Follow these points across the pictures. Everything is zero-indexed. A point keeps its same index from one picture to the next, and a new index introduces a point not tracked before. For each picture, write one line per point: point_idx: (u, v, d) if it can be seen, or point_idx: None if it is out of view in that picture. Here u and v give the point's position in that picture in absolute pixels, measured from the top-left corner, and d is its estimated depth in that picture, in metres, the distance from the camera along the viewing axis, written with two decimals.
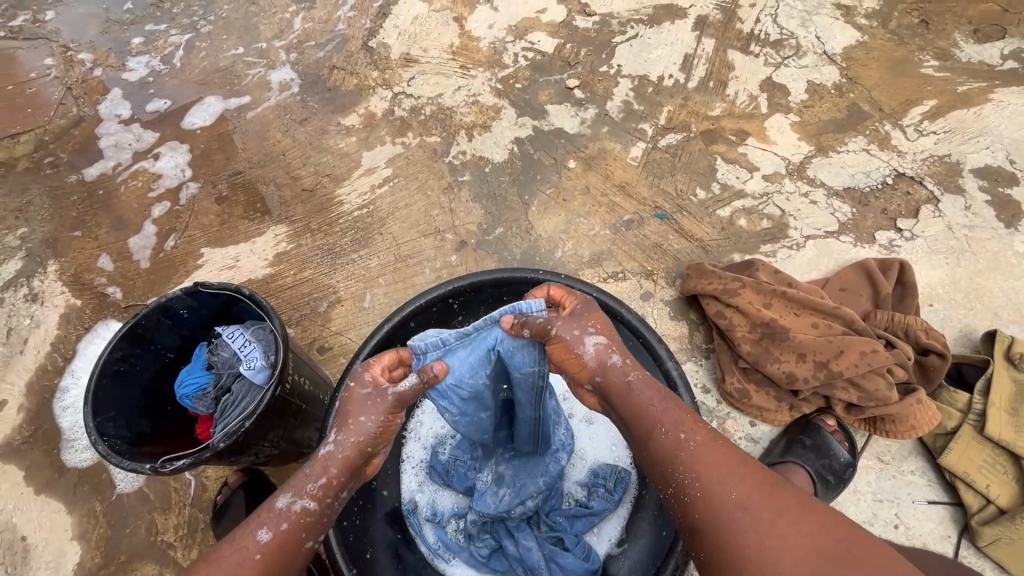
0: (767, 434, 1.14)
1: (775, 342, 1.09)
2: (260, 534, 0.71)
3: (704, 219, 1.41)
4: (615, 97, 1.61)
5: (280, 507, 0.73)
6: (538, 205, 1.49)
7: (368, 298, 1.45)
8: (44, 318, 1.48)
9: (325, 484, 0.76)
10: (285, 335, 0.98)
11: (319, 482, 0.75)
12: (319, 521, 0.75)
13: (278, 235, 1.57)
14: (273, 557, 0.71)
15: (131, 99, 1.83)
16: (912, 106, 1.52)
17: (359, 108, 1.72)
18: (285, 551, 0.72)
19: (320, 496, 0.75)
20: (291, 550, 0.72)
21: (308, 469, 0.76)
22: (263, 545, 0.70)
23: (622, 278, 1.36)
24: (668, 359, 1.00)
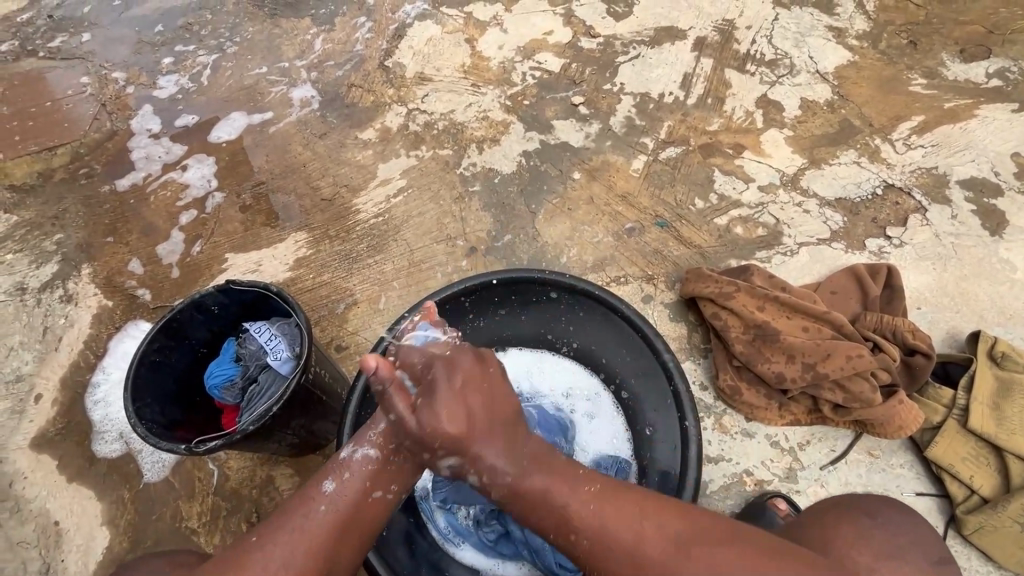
0: (762, 430, 1.19)
1: (766, 344, 1.16)
2: (325, 485, 0.82)
3: (702, 227, 1.49)
4: (618, 113, 1.71)
5: (344, 458, 0.85)
6: (544, 214, 1.58)
7: (382, 301, 1.53)
8: (77, 317, 1.57)
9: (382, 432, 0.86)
10: (309, 328, 1.05)
11: (377, 430, 0.86)
12: (382, 466, 0.85)
13: (298, 241, 1.66)
14: (342, 500, 0.81)
15: (162, 115, 1.95)
16: (901, 121, 1.59)
17: (375, 123, 1.83)
18: (351, 497, 0.82)
19: (379, 445, 0.85)
20: (356, 499, 0.82)
21: (368, 423, 0.88)
22: (327, 495, 0.81)
23: (624, 283, 1.43)
24: (665, 351, 1.08)
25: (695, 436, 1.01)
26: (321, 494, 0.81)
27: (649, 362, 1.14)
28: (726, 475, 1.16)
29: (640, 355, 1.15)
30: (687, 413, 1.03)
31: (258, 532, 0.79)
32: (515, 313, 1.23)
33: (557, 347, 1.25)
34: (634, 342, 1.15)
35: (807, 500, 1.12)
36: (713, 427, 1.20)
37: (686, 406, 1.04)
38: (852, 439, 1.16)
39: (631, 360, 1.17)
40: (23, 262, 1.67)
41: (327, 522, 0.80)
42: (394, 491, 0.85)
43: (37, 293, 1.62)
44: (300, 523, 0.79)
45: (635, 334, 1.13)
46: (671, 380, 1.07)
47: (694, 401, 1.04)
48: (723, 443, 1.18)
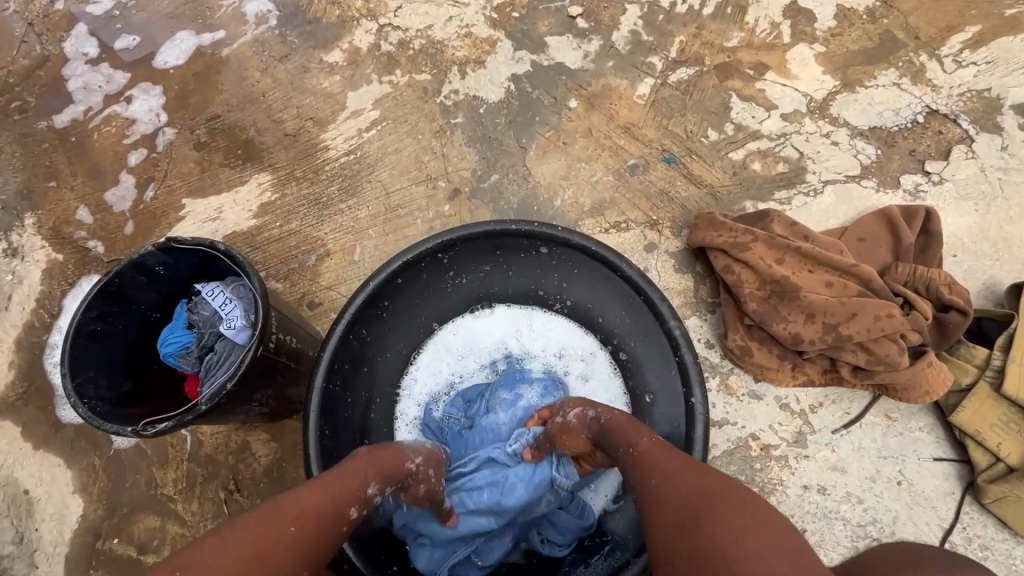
0: (771, 391, 1.09)
1: (783, 301, 1.01)
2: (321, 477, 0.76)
3: (714, 163, 1.31)
4: (622, 27, 1.46)
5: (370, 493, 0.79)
6: (536, 149, 1.39)
7: (357, 251, 1.38)
8: (26, 273, 1.44)
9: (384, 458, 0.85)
10: (263, 293, 0.92)
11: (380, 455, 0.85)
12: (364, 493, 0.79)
13: (261, 184, 1.49)
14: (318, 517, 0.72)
15: (97, 35, 1.69)
16: (953, 33, 1.36)
17: (342, 43, 1.58)
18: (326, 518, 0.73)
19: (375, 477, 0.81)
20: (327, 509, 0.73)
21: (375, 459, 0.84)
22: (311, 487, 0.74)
23: (625, 229, 1.28)
24: (672, 318, 0.96)
25: (702, 413, 0.91)
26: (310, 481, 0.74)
27: (652, 326, 1.01)
28: (730, 440, 1.07)
29: (641, 319, 1.02)
30: (694, 387, 0.92)
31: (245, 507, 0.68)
32: (501, 268, 1.09)
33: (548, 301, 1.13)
34: (635, 304, 1.02)
35: (817, 466, 1.04)
36: (718, 388, 1.10)
37: (693, 380, 0.92)
38: (868, 402, 1.06)
39: (631, 322, 1.05)
40: None
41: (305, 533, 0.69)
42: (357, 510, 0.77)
43: None
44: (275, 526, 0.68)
45: (636, 297, 1.00)
46: (676, 350, 0.96)
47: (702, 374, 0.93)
48: (728, 406, 1.09)
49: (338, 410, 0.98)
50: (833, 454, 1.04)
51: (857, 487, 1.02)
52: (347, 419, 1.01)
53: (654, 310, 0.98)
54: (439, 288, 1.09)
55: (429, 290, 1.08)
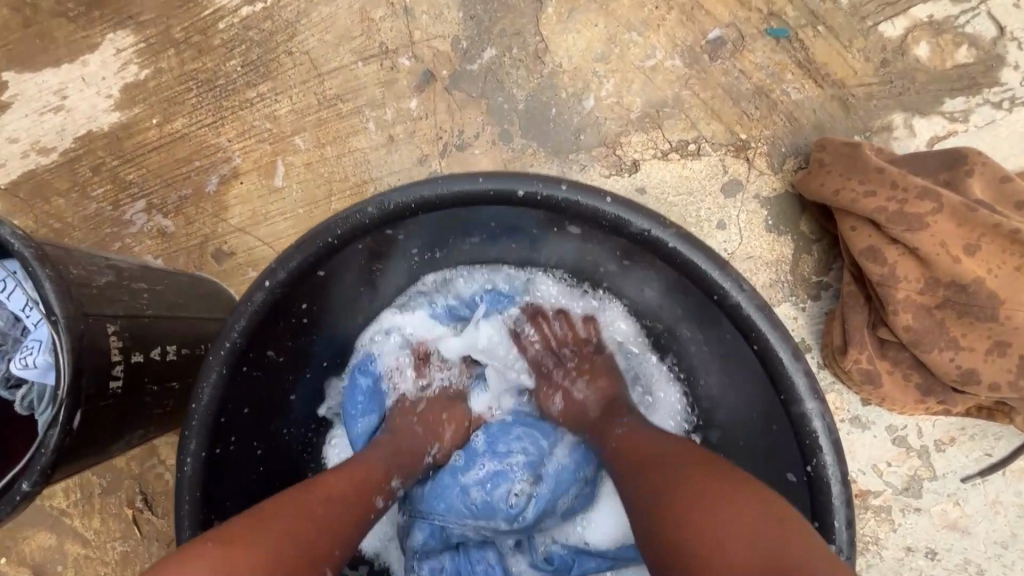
0: (884, 418, 0.76)
1: (960, 318, 0.62)
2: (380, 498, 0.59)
3: (854, 42, 0.79)
4: None
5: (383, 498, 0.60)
6: (557, 5, 0.84)
7: (279, 171, 0.91)
8: None
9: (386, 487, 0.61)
10: (67, 315, 0.52)
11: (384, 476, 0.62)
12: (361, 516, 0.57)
13: (121, 51, 0.94)
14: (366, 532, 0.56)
15: None
16: None
17: None
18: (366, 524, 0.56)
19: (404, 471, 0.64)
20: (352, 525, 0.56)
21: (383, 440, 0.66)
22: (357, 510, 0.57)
23: (694, 154, 0.81)
24: (807, 396, 0.51)
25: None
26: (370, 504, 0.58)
27: (748, 376, 0.58)
28: None
29: (735, 360, 0.59)
30: (827, 519, 0.52)
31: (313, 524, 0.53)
32: (499, 239, 0.67)
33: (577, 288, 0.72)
34: (726, 339, 0.58)
35: (929, 522, 0.76)
36: None
37: (825, 505, 0.52)
38: (1021, 444, 0.74)
39: (714, 353, 0.62)
40: None
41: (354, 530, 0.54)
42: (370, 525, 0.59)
43: None
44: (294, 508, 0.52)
45: (739, 338, 0.55)
46: (801, 446, 0.53)
47: (850, 496, 0.51)
48: None
49: (238, 475, 0.62)
50: (954, 509, 0.76)
51: (978, 551, 0.75)
52: (257, 484, 0.64)
53: (769, 369, 0.53)
54: (396, 268, 0.68)
55: (385, 272, 0.67)
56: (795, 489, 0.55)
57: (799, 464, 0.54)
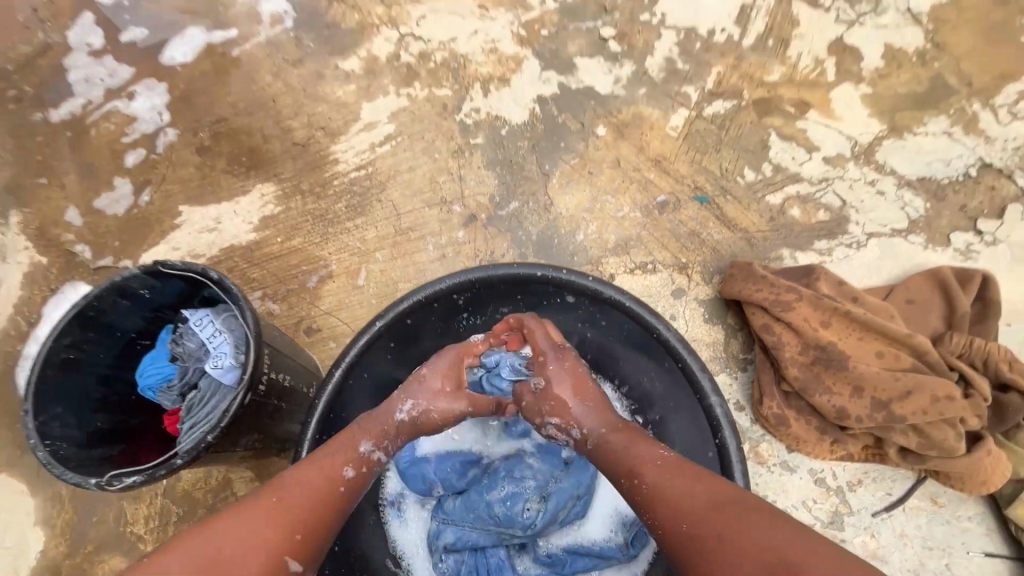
0: (805, 463, 1.00)
1: (828, 370, 0.92)
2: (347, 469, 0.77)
3: (751, 206, 1.23)
4: (657, 53, 1.39)
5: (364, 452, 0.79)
6: (559, 178, 1.30)
7: (362, 274, 1.29)
8: (5, 276, 1.34)
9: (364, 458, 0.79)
10: (257, 333, 0.83)
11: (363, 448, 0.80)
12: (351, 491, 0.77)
13: (264, 196, 1.39)
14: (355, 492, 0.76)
15: (101, 26, 1.60)
16: (1008, 82, 1.31)
17: (360, 50, 1.49)
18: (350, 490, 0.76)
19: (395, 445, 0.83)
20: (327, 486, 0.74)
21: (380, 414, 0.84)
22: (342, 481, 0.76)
23: (651, 271, 1.19)
24: (713, 395, 0.82)
25: None
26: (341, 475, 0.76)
27: (681, 394, 0.88)
28: None
29: (673, 386, 0.89)
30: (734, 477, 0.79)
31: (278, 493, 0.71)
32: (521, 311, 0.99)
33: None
34: (666, 369, 0.89)
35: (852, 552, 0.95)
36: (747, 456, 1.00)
37: (733, 468, 0.79)
38: (913, 485, 0.96)
39: (662, 386, 0.93)
40: None
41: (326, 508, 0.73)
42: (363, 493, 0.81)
43: None
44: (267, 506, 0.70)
45: (674, 365, 0.87)
46: (714, 431, 0.82)
47: (745, 461, 0.79)
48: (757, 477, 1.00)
49: None
50: (871, 540, 0.95)
51: None
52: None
53: (689, 380, 0.84)
54: (448, 328, 0.98)
55: (441, 331, 0.98)
56: (711, 466, 0.84)
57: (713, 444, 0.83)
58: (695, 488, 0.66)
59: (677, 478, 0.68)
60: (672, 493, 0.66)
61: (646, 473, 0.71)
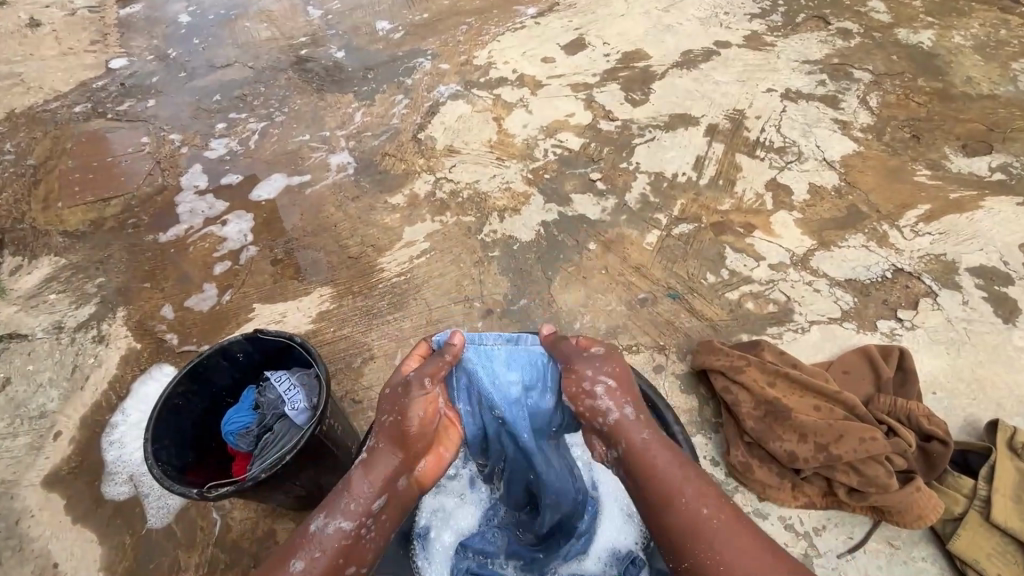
0: (775, 510, 1.14)
1: (777, 420, 1.15)
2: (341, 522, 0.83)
3: (713, 301, 1.53)
4: (633, 190, 1.81)
5: (313, 532, 0.82)
6: (559, 281, 1.64)
7: (398, 357, 1.57)
8: (106, 358, 1.64)
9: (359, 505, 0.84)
10: (328, 379, 1.10)
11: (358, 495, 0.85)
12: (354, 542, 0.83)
13: (322, 296, 1.73)
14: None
15: (210, 173, 2.11)
16: (908, 209, 1.68)
17: (405, 189, 1.95)
18: (323, 570, 0.80)
19: (354, 515, 0.83)
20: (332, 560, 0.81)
21: (339, 491, 0.85)
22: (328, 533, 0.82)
23: (635, 351, 1.45)
24: (675, 423, 1.04)
25: None
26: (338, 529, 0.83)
27: None
28: None
29: None
30: None
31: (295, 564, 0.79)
32: None
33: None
34: None
35: None
36: None
37: None
38: (870, 528, 1.11)
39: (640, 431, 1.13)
40: (63, 302, 1.77)
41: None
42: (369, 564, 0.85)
43: (72, 332, 1.69)
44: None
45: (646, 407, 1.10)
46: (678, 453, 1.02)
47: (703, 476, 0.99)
48: None
49: None
50: None
51: None
52: None
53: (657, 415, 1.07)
54: None
55: None
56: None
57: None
58: (732, 525, 0.77)
59: (723, 510, 0.78)
60: (711, 528, 0.76)
61: (687, 504, 0.78)
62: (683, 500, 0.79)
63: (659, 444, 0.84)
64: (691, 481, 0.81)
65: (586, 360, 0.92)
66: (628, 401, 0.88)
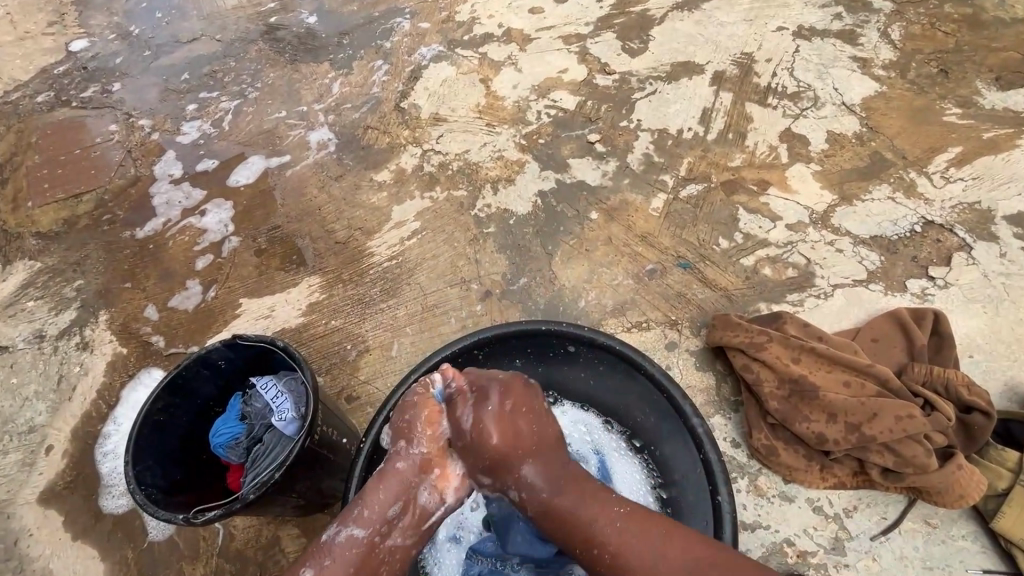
0: (802, 493, 1.07)
1: (804, 400, 1.07)
2: (354, 530, 0.82)
3: (727, 268, 1.42)
4: (635, 151, 1.67)
5: (325, 541, 0.81)
6: (561, 256, 1.53)
7: (395, 347, 1.48)
8: (92, 365, 1.56)
9: (372, 515, 0.83)
10: (315, 386, 1.02)
11: (364, 510, 0.83)
12: (368, 551, 0.81)
13: (311, 286, 1.63)
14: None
15: (183, 160, 1.98)
16: (938, 153, 1.54)
17: (391, 164, 1.82)
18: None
19: (367, 523, 0.82)
20: None
21: (355, 499, 0.85)
22: (333, 554, 0.80)
23: (646, 328, 1.36)
24: (695, 415, 0.98)
25: (730, 511, 0.91)
26: (348, 539, 0.81)
27: (673, 424, 1.03)
28: (765, 544, 1.04)
29: (664, 416, 1.04)
30: (719, 484, 0.93)
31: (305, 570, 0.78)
32: (530, 363, 1.15)
33: (557, 401, 1.17)
34: (657, 403, 1.05)
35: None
36: (747, 489, 1.09)
37: (718, 477, 0.93)
38: (905, 507, 1.04)
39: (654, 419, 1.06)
40: (42, 310, 1.68)
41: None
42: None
43: (54, 340, 1.62)
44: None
45: (661, 397, 1.04)
46: (700, 448, 0.97)
47: (727, 471, 0.94)
48: (760, 508, 1.07)
49: None
50: (874, 564, 1.01)
51: None
52: None
53: (676, 407, 1.00)
54: None
55: None
56: (701, 482, 0.97)
57: (698, 457, 0.97)
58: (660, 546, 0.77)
59: (640, 540, 0.79)
60: (630, 557, 0.78)
61: (605, 543, 0.80)
62: (603, 539, 0.80)
63: (563, 489, 0.86)
64: (613, 516, 0.82)
65: (486, 420, 0.87)
66: (524, 452, 0.88)
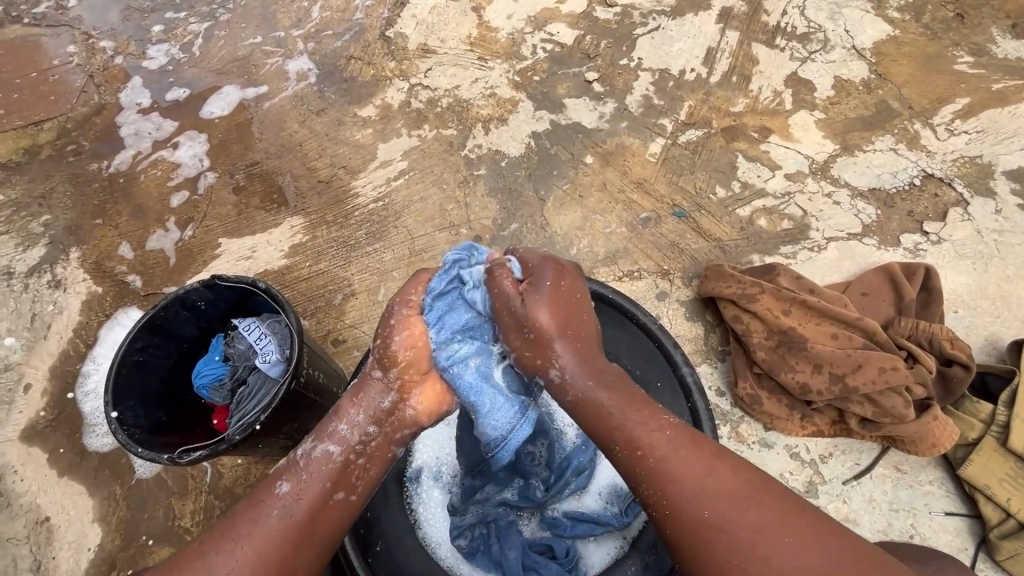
0: (782, 440, 1.10)
1: (791, 352, 1.09)
2: (328, 447, 0.75)
3: (723, 218, 1.39)
4: (635, 92, 1.59)
5: (298, 456, 0.74)
6: (554, 201, 1.48)
7: (382, 292, 1.45)
8: (66, 304, 1.51)
9: (351, 433, 0.75)
10: (300, 328, 0.99)
11: (343, 425, 0.76)
12: (344, 466, 0.74)
13: (294, 227, 1.56)
14: (296, 504, 0.71)
15: (151, 87, 1.84)
16: (944, 104, 1.49)
17: (375, 99, 1.71)
18: (307, 500, 0.71)
19: (342, 439, 0.75)
20: (315, 503, 0.71)
21: (330, 415, 0.77)
22: (282, 496, 0.70)
23: (637, 277, 1.35)
24: (684, 366, 1.00)
25: None
26: (309, 459, 0.74)
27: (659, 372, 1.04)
28: None
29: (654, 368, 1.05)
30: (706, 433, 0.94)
31: (269, 510, 0.70)
32: None
33: None
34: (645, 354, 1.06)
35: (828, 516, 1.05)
36: (729, 435, 1.12)
37: (704, 425, 0.94)
38: (877, 454, 1.08)
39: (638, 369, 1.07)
40: (10, 244, 1.60)
41: (304, 521, 0.70)
42: (359, 493, 0.74)
43: (24, 278, 1.55)
44: (248, 529, 0.68)
45: (651, 346, 1.04)
46: (688, 397, 0.98)
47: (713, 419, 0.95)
48: (739, 453, 1.10)
49: None
50: (844, 505, 1.05)
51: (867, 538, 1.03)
52: None
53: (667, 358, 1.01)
54: None
55: None
56: None
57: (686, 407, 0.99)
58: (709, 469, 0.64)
59: (691, 455, 0.65)
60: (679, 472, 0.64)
61: (653, 445, 0.66)
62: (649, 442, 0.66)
63: (607, 385, 0.72)
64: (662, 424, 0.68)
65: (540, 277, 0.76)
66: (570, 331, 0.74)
